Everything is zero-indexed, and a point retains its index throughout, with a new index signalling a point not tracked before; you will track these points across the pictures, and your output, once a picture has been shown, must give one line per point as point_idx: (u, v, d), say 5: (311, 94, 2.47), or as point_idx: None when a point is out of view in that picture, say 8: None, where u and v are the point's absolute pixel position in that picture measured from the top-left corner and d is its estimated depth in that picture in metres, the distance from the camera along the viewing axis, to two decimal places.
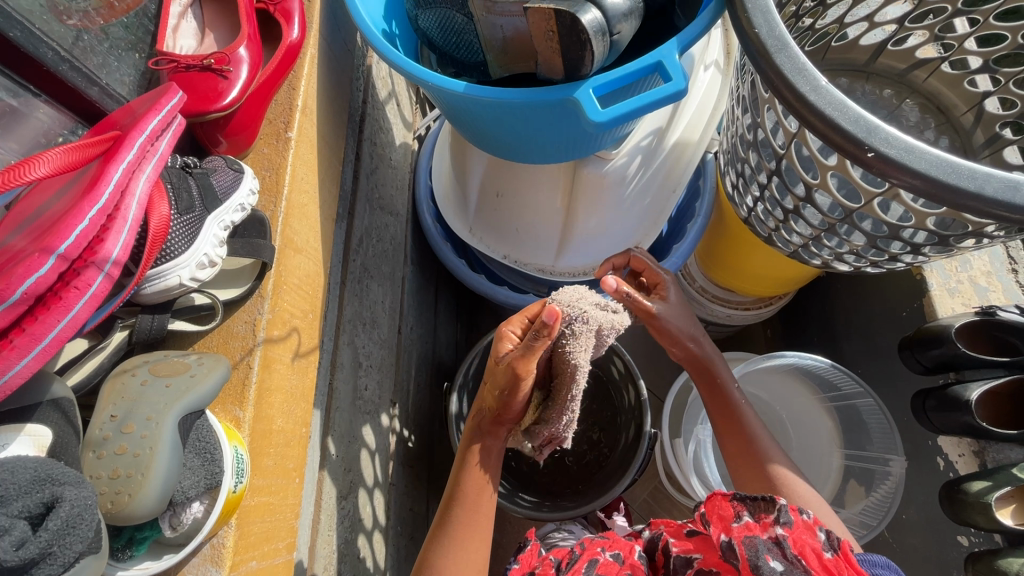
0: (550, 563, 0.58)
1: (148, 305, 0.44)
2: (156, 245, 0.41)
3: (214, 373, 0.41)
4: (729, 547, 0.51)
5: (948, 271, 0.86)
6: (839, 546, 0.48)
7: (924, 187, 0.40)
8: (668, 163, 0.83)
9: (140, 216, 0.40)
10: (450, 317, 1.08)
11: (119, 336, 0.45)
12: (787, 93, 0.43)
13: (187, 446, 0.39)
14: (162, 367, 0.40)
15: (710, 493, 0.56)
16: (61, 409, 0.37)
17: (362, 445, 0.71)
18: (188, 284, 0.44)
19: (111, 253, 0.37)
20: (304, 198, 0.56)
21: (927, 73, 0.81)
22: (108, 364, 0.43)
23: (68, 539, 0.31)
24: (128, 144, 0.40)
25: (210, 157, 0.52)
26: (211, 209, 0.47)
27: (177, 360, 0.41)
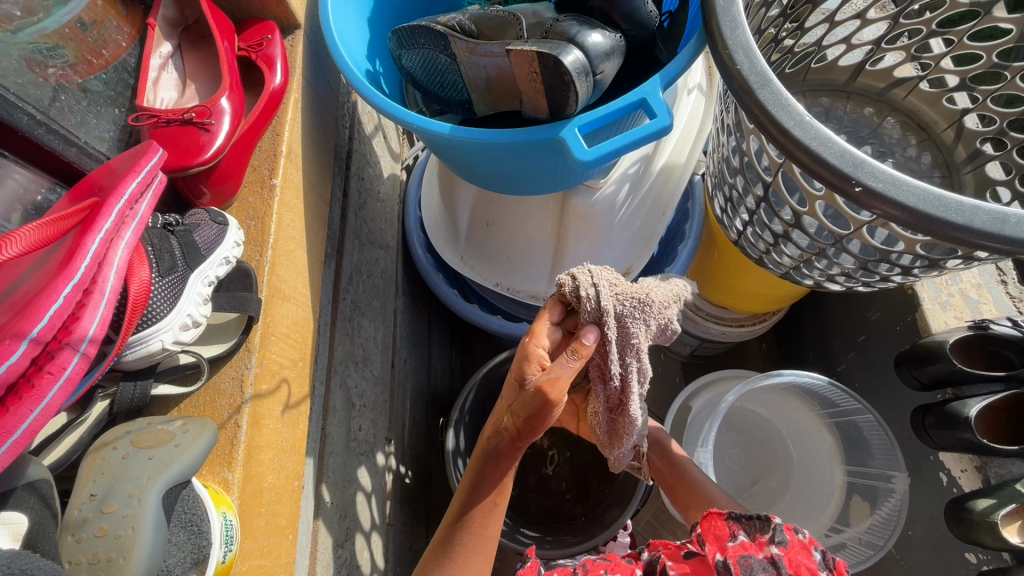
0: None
1: (130, 372, 0.44)
2: (136, 313, 0.41)
3: (199, 442, 0.40)
4: (724, 566, 0.52)
5: (938, 285, 0.86)
6: (834, 567, 0.50)
7: (906, 217, 0.40)
8: (656, 186, 0.83)
9: (119, 286, 0.40)
10: (445, 345, 1.07)
11: (100, 407, 0.44)
12: (772, 127, 0.44)
13: (172, 520, 0.38)
14: (146, 438, 0.39)
15: (705, 512, 0.57)
16: (38, 492, 0.36)
17: (357, 489, 0.69)
18: (171, 347, 0.44)
19: (87, 330, 0.37)
20: (290, 244, 0.55)
21: (906, 91, 0.83)
22: (88, 438, 0.42)
23: None
24: (105, 212, 0.40)
25: (192, 211, 0.52)
26: (194, 266, 0.47)
27: (161, 429, 0.40)
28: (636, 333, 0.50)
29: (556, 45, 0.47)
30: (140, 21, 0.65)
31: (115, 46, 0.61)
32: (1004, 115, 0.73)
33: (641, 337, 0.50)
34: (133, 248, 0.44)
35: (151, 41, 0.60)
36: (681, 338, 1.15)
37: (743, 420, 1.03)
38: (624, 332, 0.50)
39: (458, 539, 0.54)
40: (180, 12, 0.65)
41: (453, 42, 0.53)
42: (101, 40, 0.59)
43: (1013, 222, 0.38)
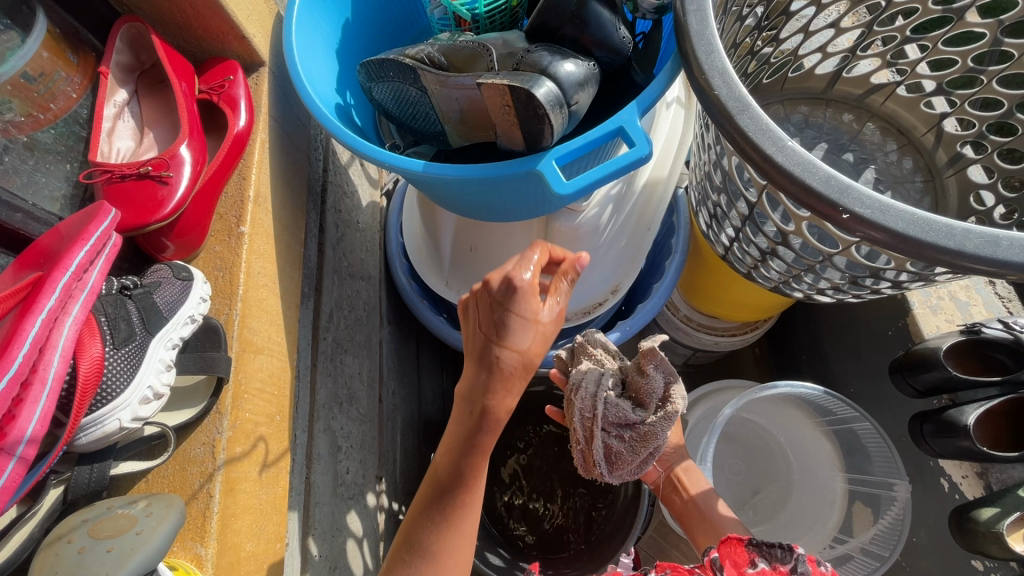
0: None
1: (85, 454, 0.45)
2: (87, 392, 0.42)
3: (164, 529, 0.41)
4: None
5: (928, 289, 0.86)
6: None
7: (892, 242, 0.39)
8: (641, 203, 0.82)
9: (63, 370, 0.41)
10: (435, 370, 1.05)
11: (52, 496, 0.43)
12: (754, 154, 0.42)
13: None
14: (104, 527, 0.40)
15: (724, 538, 0.57)
16: None
17: (348, 535, 0.67)
18: (129, 425, 0.45)
19: (25, 429, 0.38)
20: (262, 292, 0.56)
21: (884, 97, 0.82)
22: (39, 533, 0.42)
23: None
24: (49, 289, 0.41)
25: (153, 267, 0.53)
26: (155, 331, 0.49)
27: (123, 514, 0.41)
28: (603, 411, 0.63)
29: (528, 76, 0.45)
30: (92, 69, 0.63)
31: (64, 98, 0.60)
32: (983, 118, 0.74)
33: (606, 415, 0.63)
34: (83, 325, 0.45)
35: (104, 90, 0.59)
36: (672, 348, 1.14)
37: (740, 430, 1.03)
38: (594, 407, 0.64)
39: (434, 528, 0.50)
40: (135, 57, 0.63)
41: (423, 76, 0.51)
42: (48, 93, 0.58)
43: (1006, 244, 0.37)
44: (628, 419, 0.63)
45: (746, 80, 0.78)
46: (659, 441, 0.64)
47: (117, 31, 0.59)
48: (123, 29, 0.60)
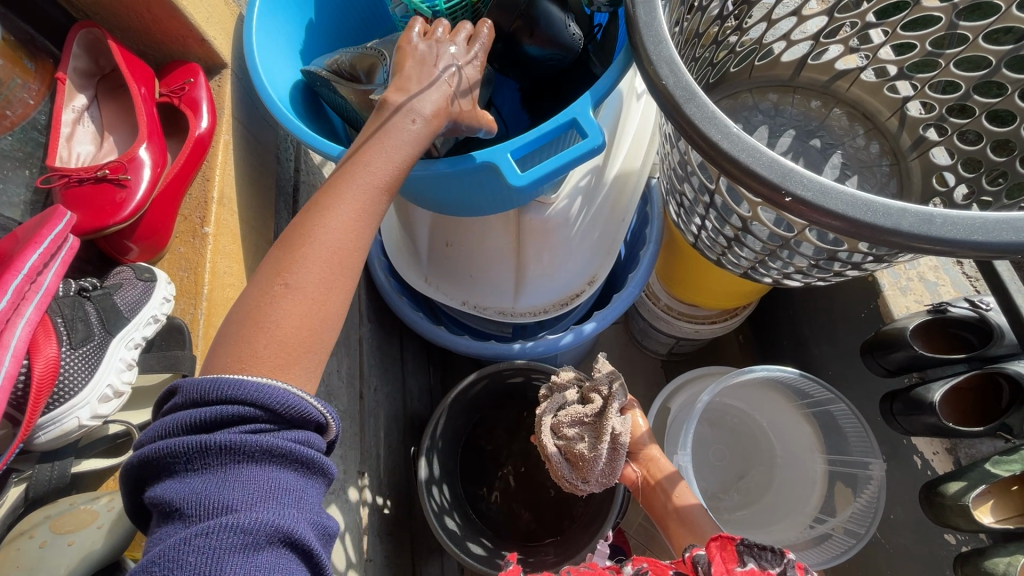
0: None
1: (43, 451, 0.48)
2: (43, 390, 0.44)
3: (117, 525, 0.47)
4: None
5: (898, 271, 0.87)
6: None
7: (847, 228, 0.40)
8: (614, 193, 0.83)
9: (15, 369, 0.42)
10: (420, 365, 1.06)
11: (15, 492, 0.49)
12: (701, 143, 0.43)
13: None
14: (64, 524, 0.46)
15: (712, 536, 0.57)
16: None
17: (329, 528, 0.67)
18: (88, 422, 0.48)
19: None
20: (229, 292, 0.57)
21: (849, 83, 0.83)
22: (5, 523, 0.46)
23: None
24: (2, 289, 0.43)
25: (116, 270, 0.55)
26: (115, 331, 0.52)
27: (85, 509, 0.48)
28: (566, 425, 0.69)
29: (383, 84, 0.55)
30: (50, 75, 0.64)
31: (22, 105, 0.60)
32: (942, 101, 0.75)
33: (569, 427, 0.69)
34: (39, 324, 0.46)
35: (61, 96, 0.60)
36: (656, 337, 1.15)
37: (721, 414, 1.04)
38: (562, 427, 0.69)
39: (313, 253, 0.44)
40: (94, 62, 0.64)
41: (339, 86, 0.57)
42: (6, 100, 0.59)
43: (939, 222, 0.38)
44: (581, 416, 0.69)
45: (714, 68, 0.79)
46: (617, 433, 0.67)
47: (73, 38, 0.60)
48: (80, 35, 0.60)
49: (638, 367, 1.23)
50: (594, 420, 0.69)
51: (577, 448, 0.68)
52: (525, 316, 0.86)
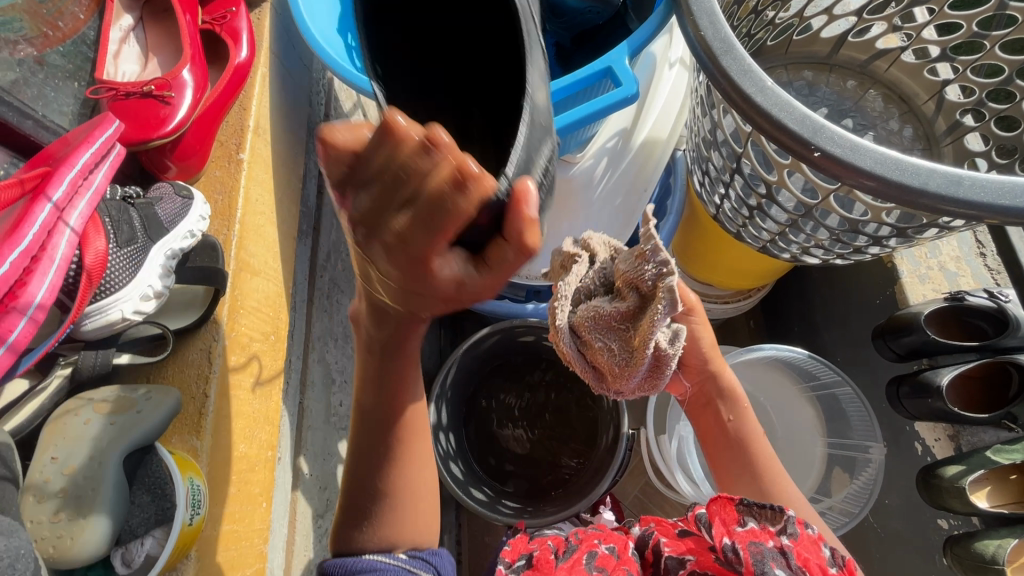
0: (547, 548, 0.59)
1: (91, 341, 0.46)
2: (92, 281, 0.44)
3: (162, 407, 0.42)
4: (732, 552, 0.50)
5: (918, 258, 0.86)
6: (844, 563, 0.49)
7: (882, 187, 0.40)
8: (638, 162, 0.81)
9: (70, 255, 0.42)
10: (432, 324, 1.08)
11: (59, 377, 0.45)
12: (733, 95, 0.43)
13: (136, 483, 0.41)
14: (109, 406, 0.42)
15: (713, 497, 0.56)
16: None
17: (340, 461, 0.70)
18: (132, 317, 0.47)
19: (33, 296, 0.39)
20: (261, 219, 0.56)
21: (888, 63, 0.81)
22: (49, 404, 0.44)
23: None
24: (58, 181, 0.43)
25: (157, 185, 0.54)
26: (155, 238, 0.49)
27: (127, 396, 0.42)
28: (584, 327, 0.54)
29: None
30: None
31: (72, 19, 0.62)
32: (983, 86, 0.72)
33: (590, 332, 0.54)
34: (90, 218, 0.46)
35: (110, 14, 0.62)
36: None
37: None
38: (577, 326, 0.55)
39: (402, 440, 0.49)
40: None
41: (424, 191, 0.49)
42: (57, 12, 0.60)
43: (967, 184, 0.38)
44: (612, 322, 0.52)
45: (749, 42, 0.78)
46: (660, 350, 0.54)
47: None
48: None
49: None
50: (625, 325, 0.52)
51: (598, 349, 0.55)
52: None
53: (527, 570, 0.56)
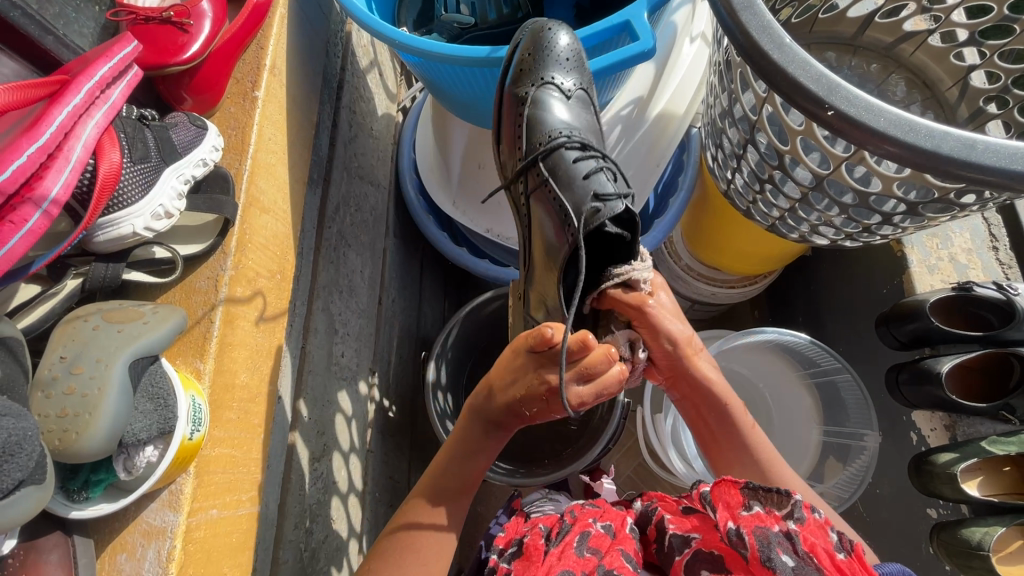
0: (539, 532, 0.55)
1: (102, 255, 0.46)
2: (106, 192, 0.41)
3: (168, 321, 0.40)
4: (736, 536, 0.45)
5: (928, 248, 0.85)
6: (853, 547, 0.41)
7: (899, 152, 0.40)
8: (652, 134, 0.81)
9: (86, 159, 0.39)
10: (437, 293, 1.08)
11: (69, 285, 0.45)
12: (751, 52, 0.43)
13: (139, 390, 0.38)
14: (116, 314, 0.39)
15: (720, 478, 0.50)
16: (8, 347, 0.34)
17: (337, 410, 0.71)
18: (143, 233, 0.46)
19: (50, 190, 0.36)
20: (272, 157, 0.57)
21: (914, 46, 0.78)
22: (60, 309, 0.43)
23: (6, 467, 0.27)
24: (75, 88, 0.39)
25: (171, 114, 0.53)
26: (170, 161, 0.48)
27: (132, 309, 0.40)
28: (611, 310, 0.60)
29: None
30: None
31: None
32: (1010, 72, 0.70)
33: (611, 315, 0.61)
34: (106, 131, 0.43)
35: None
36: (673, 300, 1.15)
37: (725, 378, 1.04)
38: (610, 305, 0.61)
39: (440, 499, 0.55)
40: None
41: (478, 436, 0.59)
42: None
43: (980, 148, 0.38)
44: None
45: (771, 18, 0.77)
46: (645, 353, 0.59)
47: None
48: None
49: None
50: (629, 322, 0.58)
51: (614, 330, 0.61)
52: None
53: (517, 558, 0.53)
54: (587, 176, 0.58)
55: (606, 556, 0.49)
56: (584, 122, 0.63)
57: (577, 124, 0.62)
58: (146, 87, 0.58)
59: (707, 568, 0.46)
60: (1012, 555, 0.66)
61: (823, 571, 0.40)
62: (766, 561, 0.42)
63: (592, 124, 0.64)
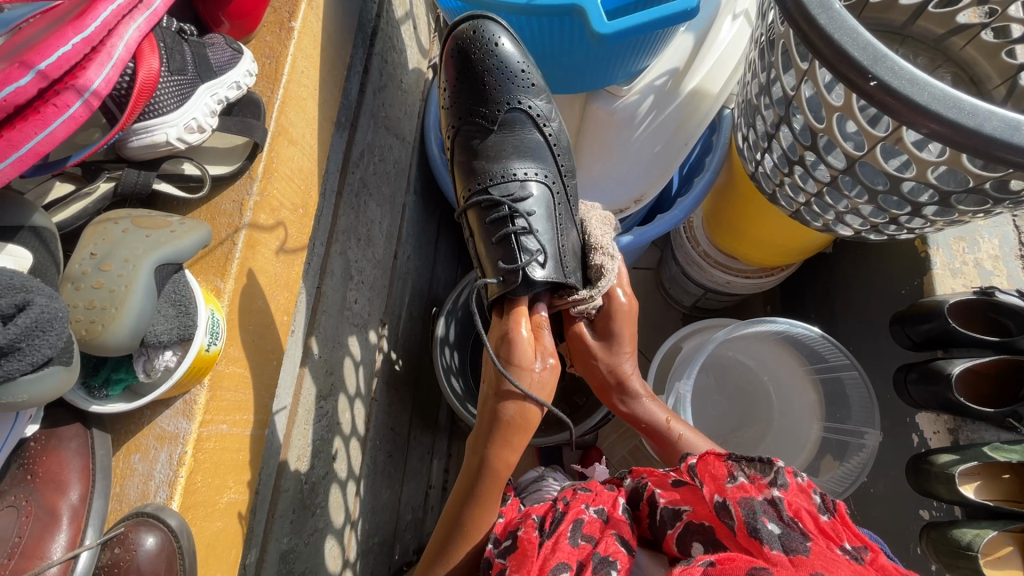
0: (532, 524, 0.52)
1: (135, 162, 0.47)
2: (144, 96, 0.42)
3: (193, 233, 0.41)
4: (722, 507, 0.44)
5: (954, 251, 0.83)
6: (836, 508, 0.42)
7: (945, 131, 0.39)
8: (683, 112, 0.78)
9: (127, 60, 0.40)
10: (452, 257, 1.09)
11: (104, 187, 0.46)
12: (801, 20, 0.43)
13: (162, 296, 0.40)
14: (144, 221, 0.40)
15: (703, 453, 0.49)
16: (40, 238, 0.38)
17: (346, 353, 0.72)
18: (175, 143, 0.46)
19: (92, 82, 0.37)
20: (302, 91, 0.57)
21: (966, 40, 0.72)
22: (92, 209, 0.45)
23: (37, 341, 0.31)
24: None
25: (210, 34, 0.53)
26: (205, 78, 0.48)
27: (159, 218, 0.41)
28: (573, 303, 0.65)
29: None
30: None
31: None
32: None
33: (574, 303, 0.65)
34: (147, 36, 0.44)
35: None
36: (685, 286, 1.14)
37: (728, 368, 1.04)
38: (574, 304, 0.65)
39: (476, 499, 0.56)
40: None
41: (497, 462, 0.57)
42: None
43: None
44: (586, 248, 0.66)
45: None
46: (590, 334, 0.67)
47: None
48: None
49: (657, 312, 1.26)
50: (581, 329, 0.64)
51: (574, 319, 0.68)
52: None
53: (512, 553, 0.50)
54: (500, 225, 0.63)
55: (601, 542, 0.48)
56: (518, 144, 0.65)
57: (506, 153, 0.65)
58: (187, 9, 0.58)
59: (699, 540, 0.47)
60: (1001, 560, 0.66)
61: (809, 534, 0.41)
62: (752, 531, 0.42)
63: (531, 143, 0.65)
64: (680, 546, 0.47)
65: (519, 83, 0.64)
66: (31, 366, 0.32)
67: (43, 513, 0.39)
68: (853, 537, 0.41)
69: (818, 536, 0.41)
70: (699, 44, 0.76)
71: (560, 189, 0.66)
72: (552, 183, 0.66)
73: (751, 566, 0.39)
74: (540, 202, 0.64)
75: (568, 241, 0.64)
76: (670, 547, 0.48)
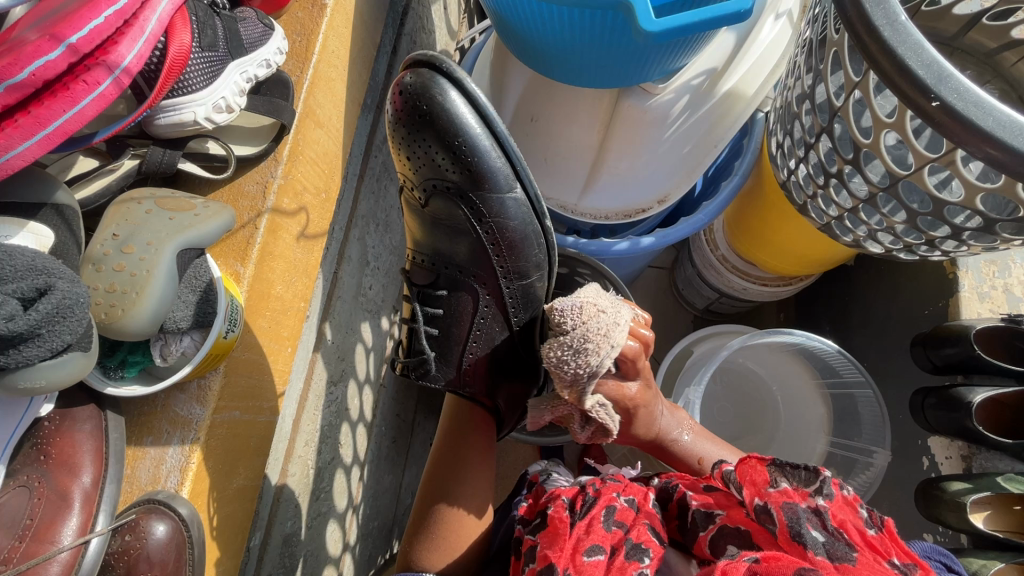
0: (562, 503, 0.52)
1: (161, 139, 0.46)
2: (174, 74, 0.41)
3: (218, 217, 0.40)
4: (764, 511, 0.43)
5: (983, 274, 0.81)
6: (884, 524, 0.41)
7: (1005, 159, 0.37)
8: (716, 113, 0.75)
9: (158, 34, 0.39)
10: None
11: (129, 165, 0.46)
12: (861, 27, 0.41)
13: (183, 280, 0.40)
14: (168, 202, 0.39)
15: (742, 457, 0.48)
16: (61, 215, 0.38)
17: (358, 339, 0.71)
18: (202, 123, 0.45)
19: (123, 58, 0.36)
20: (332, 72, 0.56)
21: (1019, 56, 0.64)
22: (115, 187, 0.45)
23: (58, 327, 0.31)
24: None
25: (241, 7, 0.52)
26: (236, 55, 0.47)
27: (184, 200, 0.40)
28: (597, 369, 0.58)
29: None
30: None
31: None
32: None
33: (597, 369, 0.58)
34: (178, 9, 0.42)
35: None
36: (699, 288, 1.12)
37: (739, 376, 1.03)
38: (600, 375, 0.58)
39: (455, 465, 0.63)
40: None
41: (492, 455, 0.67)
42: None
43: None
44: (588, 346, 0.54)
45: None
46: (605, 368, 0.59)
47: None
48: None
49: (670, 313, 1.25)
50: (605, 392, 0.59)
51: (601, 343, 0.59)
52: (585, 217, 0.83)
53: (542, 530, 0.51)
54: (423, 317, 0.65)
55: (632, 529, 0.48)
56: (462, 238, 0.60)
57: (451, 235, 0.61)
58: None
59: (735, 543, 0.45)
60: None
61: (855, 546, 0.39)
62: (796, 535, 0.40)
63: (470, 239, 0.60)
64: (713, 548, 0.47)
65: (467, 178, 0.56)
66: (49, 352, 0.32)
67: (54, 495, 0.39)
68: (904, 555, 0.39)
69: (863, 548, 0.39)
70: (739, 45, 0.72)
71: (493, 296, 0.63)
72: (481, 285, 0.63)
73: (798, 565, 0.38)
74: (450, 307, 0.64)
75: (480, 343, 0.64)
76: (702, 549, 0.48)
